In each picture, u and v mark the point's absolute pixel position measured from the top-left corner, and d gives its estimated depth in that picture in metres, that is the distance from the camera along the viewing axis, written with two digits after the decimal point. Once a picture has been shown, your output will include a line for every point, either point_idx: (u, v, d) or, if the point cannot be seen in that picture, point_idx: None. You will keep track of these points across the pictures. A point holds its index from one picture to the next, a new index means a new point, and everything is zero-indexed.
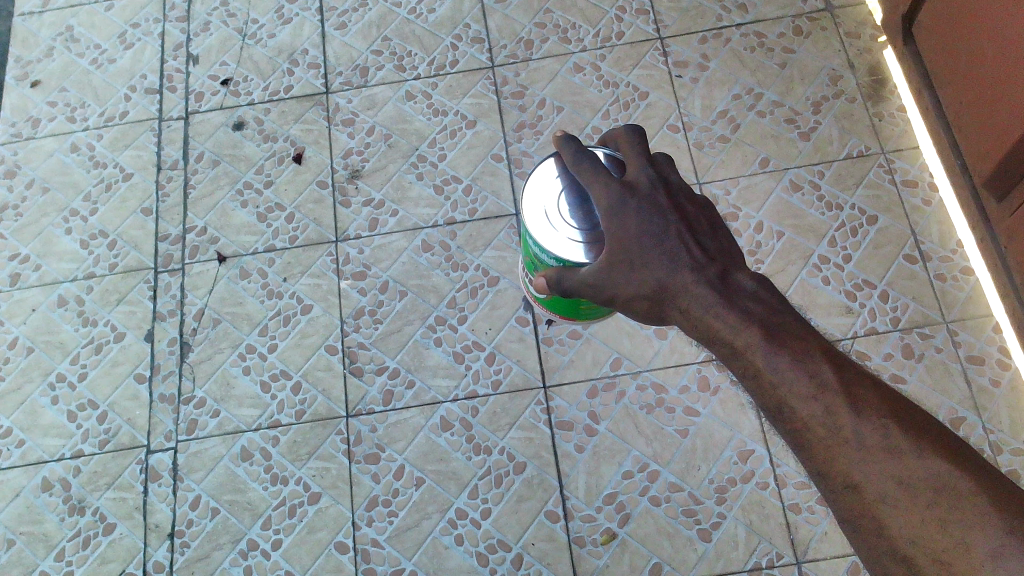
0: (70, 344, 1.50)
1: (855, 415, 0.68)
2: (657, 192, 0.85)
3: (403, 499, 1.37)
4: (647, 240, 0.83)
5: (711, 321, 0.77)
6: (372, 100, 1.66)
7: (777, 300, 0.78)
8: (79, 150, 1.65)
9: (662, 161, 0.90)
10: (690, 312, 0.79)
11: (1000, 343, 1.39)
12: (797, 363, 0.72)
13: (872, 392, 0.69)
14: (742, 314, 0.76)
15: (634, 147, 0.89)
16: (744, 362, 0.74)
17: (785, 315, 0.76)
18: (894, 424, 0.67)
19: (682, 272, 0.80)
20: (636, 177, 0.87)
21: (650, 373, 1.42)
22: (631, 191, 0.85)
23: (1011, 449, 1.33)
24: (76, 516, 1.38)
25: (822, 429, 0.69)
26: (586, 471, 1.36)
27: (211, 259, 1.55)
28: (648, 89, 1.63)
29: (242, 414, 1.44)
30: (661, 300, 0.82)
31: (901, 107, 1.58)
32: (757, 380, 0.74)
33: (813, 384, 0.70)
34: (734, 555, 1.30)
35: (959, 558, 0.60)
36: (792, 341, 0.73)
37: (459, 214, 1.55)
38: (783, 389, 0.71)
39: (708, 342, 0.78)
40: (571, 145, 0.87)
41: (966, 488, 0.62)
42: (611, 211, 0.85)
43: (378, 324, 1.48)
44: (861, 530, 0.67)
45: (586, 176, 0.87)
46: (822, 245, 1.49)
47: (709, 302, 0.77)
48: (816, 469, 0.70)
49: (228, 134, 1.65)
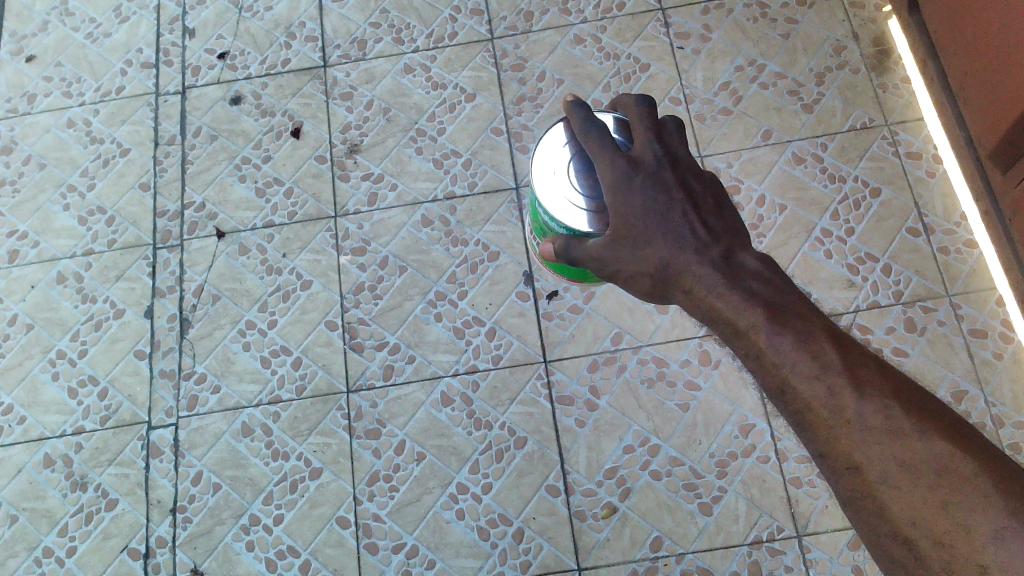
0: (70, 321, 1.50)
1: (857, 396, 0.68)
2: (663, 168, 0.85)
3: (403, 474, 1.37)
4: (651, 218, 0.83)
5: (714, 300, 0.79)
6: (370, 74, 1.64)
7: (781, 279, 0.79)
8: (75, 125, 1.64)
9: (673, 131, 0.89)
10: (693, 292, 0.81)
11: (1002, 316, 1.39)
12: (799, 344, 0.72)
13: (877, 374, 0.69)
14: (745, 294, 0.77)
15: (642, 117, 0.88)
16: (748, 342, 0.75)
17: (789, 295, 0.77)
18: (897, 406, 0.66)
19: (687, 252, 0.82)
20: (642, 151, 0.86)
21: (651, 347, 1.41)
22: (637, 167, 0.85)
23: (1013, 423, 1.32)
24: (78, 492, 1.39)
25: (825, 409, 0.69)
26: (586, 446, 1.36)
27: (209, 235, 1.54)
28: (650, 60, 1.61)
29: (243, 390, 1.43)
30: (666, 279, 0.83)
31: (906, 78, 1.56)
32: (760, 360, 0.75)
33: (815, 364, 0.71)
34: (734, 529, 1.30)
35: (960, 541, 0.60)
36: (795, 320, 0.74)
37: (459, 188, 1.54)
38: (786, 368, 0.72)
39: (711, 321, 0.80)
40: (581, 112, 0.87)
41: (970, 469, 0.62)
42: (616, 186, 0.84)
43: (378, 300, 1.48)
44: (863, 512, 0.67)
45: (592, 148, 0.86)
46: (824, 218, 1.47)
47: (713, 282, 0.79)
48: (819, 450, 0.70)
49: (226, 108, 1.63)
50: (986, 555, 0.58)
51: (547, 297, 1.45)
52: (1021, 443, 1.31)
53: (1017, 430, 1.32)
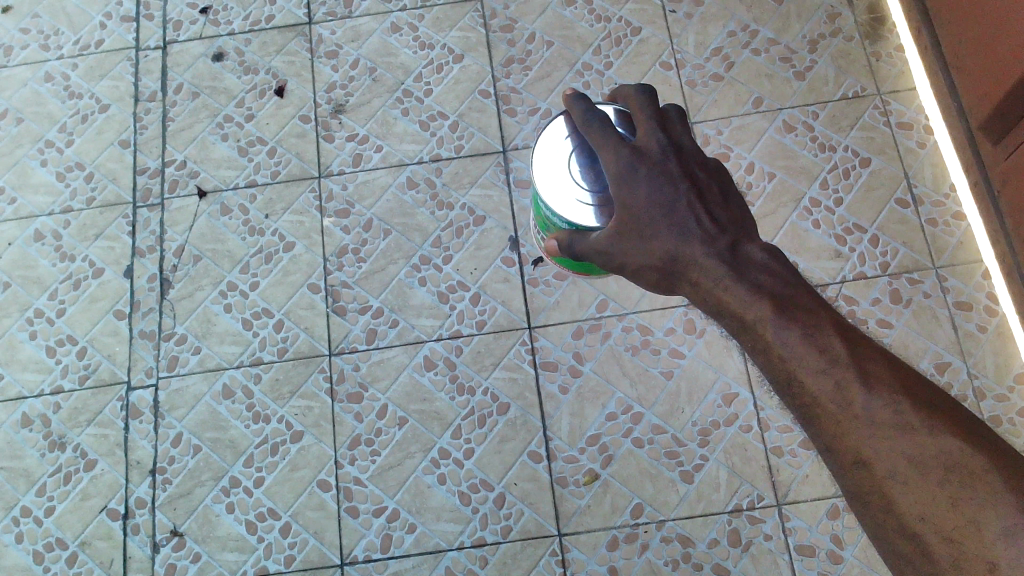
0: (48, 280, 1.48)
1: (866, 392, 0.68)
2: (667, 158, 0.84)
3: (385, 438, 1.36)
4: (657, 210, 0.82)
5: (721, 294, 0.78)
6: (356, 32, 1.60)
7: (788, 271, 0.78)
8: (53, 79, 1.60)
9: (675, 120, 0.88)
10: (699, 285, 0.80)
11: (988, 289, 1.38)
12: (807, 338, 0.72)
13: (885, 368, 0.69)
14: (752, 287, 0.76)
15: (645, 106, 0.87)
16: (755, 335, 0.75)
17: (797, 287, 0.77)
18: (906, 401, 0.67)
19: (692, 244, 0.80)
20: (646, 140, 0.85)
21: (636, 315, 1.40)
22: (640, 158, 0.84)
23: (995, 395, 1.33)
24: (56, 452, 1.37)
25: (833, 404, 0.69)
26: (570, 413, 1.36)
27: (190, 194, 1.52)
28: (641, 24, 1.58)
29: (224, 351, 1.42)
30: (672, 271, 0.82)
31: (899, 47, 1.54)
32: (767, 353, 0.74)
33: (823, 358, 0.71)
34: (715, 496, 1.31)
35: (970, 537, 0.61)
36: (803, 314, 0.74)
37: (445, 151, 1.52)
38: (794, 363, 0.72)
39: (718, 315, 0.79)
40: (581, 105, 0.86)
41: (981, 465, 0.62)
42: (620, 178, 0.83)
43: (362, 263, 1.46)
44: (870, 507, 0.67)
45: (595, 139, 0.85)
46: (813, 187, 1.46)
47: (718, 274, 0.78)
48: (826, 444, 0.70)
49: (208, 65, 1.59)
50: (996, 551, 0.59)
51: (532, 263, 1.44)
52: (1002, 416, 1.32)
53: (998, 402, 1.33)
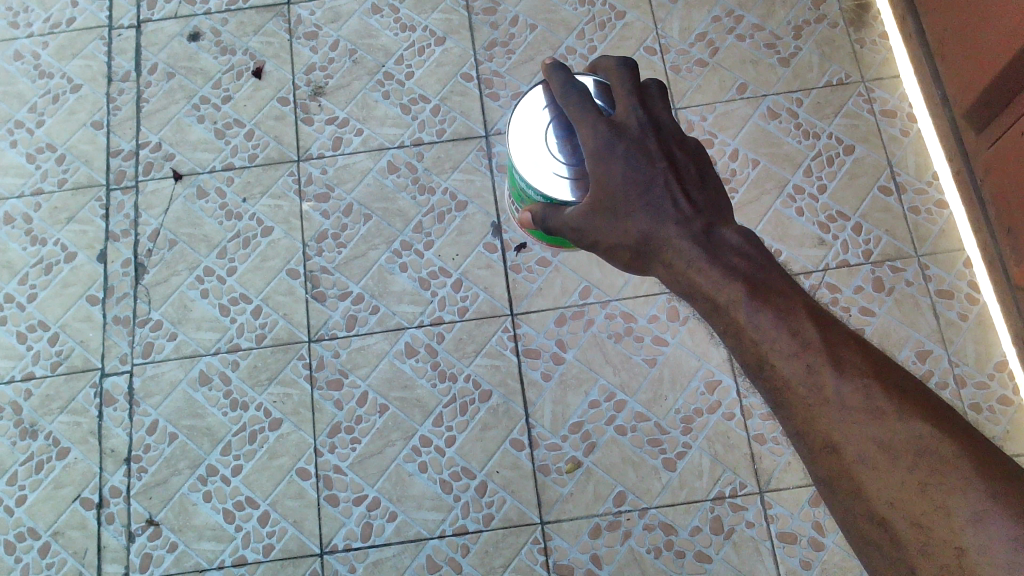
0: (18, 264, 1.44)
1: (837, 376, 0.66)
2: (646, 136, 0.83)
3: (366, 425, 1.34)
4: (633, 188, 0.81)
5: (694, 275, 0.77)
6: (336, 13, 1.57)
7: (762, 253, 0.77)
8: (22, 58, 1.56)
9: (656, 95, 0.86)
10: (673, 267, 0.79)
11: (970, 277, 1.39)
12: (779, 321, 0.70)
13: (857, 353, 0.68)
14: (725, 269, 0.75)
15: (626, 81, 0.85)
16: (727, 318, 0.73)
17: (770, 271, 0.75)
18: (877, 385, 0.65)
19: (668, 225, 0.79)
20: (625, 116, 0.83)
21: (619, 302, 1.39)
22: (620, 135, 0.82)
23: (975, 383, 1.33)
24: (28, 440, 1.34)
25: (804, 388, 0.68)
26: (552, 400, 1.35)
27: (166, 177, 1.48)
28: (625, 8, 1.56)
29: (200, 337, 1.39)
30: (646, 251, 0.81)
31: (883, 34, 1.53)
32: (739, 337, 0.72)
33: (795, 342, 0.69)
34: (698, 484, 1.30)
35: (938, 523, 0.59)
36: (775, 297, 0.72)
37: (427, 135, 1.49)
38: (765, 346, 0.70)
39: (690, 297, 0.78)
40: (560, 76, 0.84)
41: (950, 451, 0.61)
42: (597, 154, 0.82)
43: (342, 248, 1.44)
44: (839, 492, 0.66)
45: (573, 113, 0.84)
46: (797, 174, 1.46)
47: (692, 256, 0.77)
48: (795, 429, 0.69)
49: (183, 45, 1.56)
50: (964, 538, 0.58)
51: (515, 249, 1.42)
52: (982, 404, 1.32)
53: (978, 390, 1.33)
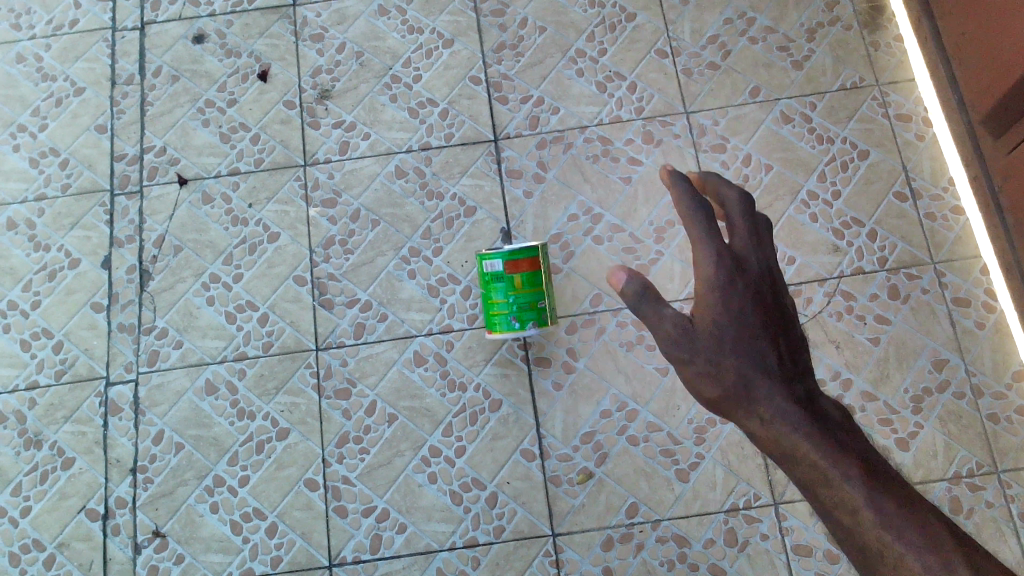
0: (22, 271, 1.42)
1: (914, 528, 0.75)
2: (762, 284, 0.95)
3: (375, 435, 1.33)
4: (736, 340, 0.92)
5: (784, 433, 0.84)
6: (342, 15, 1.55)
7: (854, 426, 0.86)
8: (25, 60, 1.54)
9: (767, 236, 1.00)
10: (763, 416, 0.87)
11: (986, 285, 1.37)
12: (860, 472, 0.79)
13: (940, 524, 0.75)
14: (823, 430, 0.83)
15: (747, 240, 0.98)
16: (808, 469, 0.81)
17: (858, 438, 0.84)
18: (958, 552, 0.73)
19: (768, 377, 0.89)
20: (748, 259, 0.96)
21: (631, 310, 1.37)
22: (739, 271, 0.95)
23: (992, 393, 1.32)
24: (32, 450, 1.33)
25: (873, 524, 0.76)
26: (563, 410, 1.33)
27: (171, 182, 1.46)
28: (636, 9, 1.54)
29: (206, 345, 1.38)
30: (740, 400, 0.89)
31: (898, 37, 1.51)
32: (817, 484, 0.80)
33: (870, 488, 0.78)
34: (711, 495, 1.29)
35: None
36: (866, 461, 0.80)
37: (435, 139, 1.47)
38: (846, 488, 0.78)
39: (774, 453, 0.86)
40: (690, 201, 0.96)
41: None
42: (715, 287, 0.94)
43: (350, 255, 1.42)
44: None
45: (696, 232, 0.95)
46: (811, 179, 1.44)
47: (790, 410, 0.85)
48: (866, 563, 0.77)
49: (188, 47, 1.54)
50: None
51: None
52: (999, 414, 1.31)
53: (995, 400, 1.31)
